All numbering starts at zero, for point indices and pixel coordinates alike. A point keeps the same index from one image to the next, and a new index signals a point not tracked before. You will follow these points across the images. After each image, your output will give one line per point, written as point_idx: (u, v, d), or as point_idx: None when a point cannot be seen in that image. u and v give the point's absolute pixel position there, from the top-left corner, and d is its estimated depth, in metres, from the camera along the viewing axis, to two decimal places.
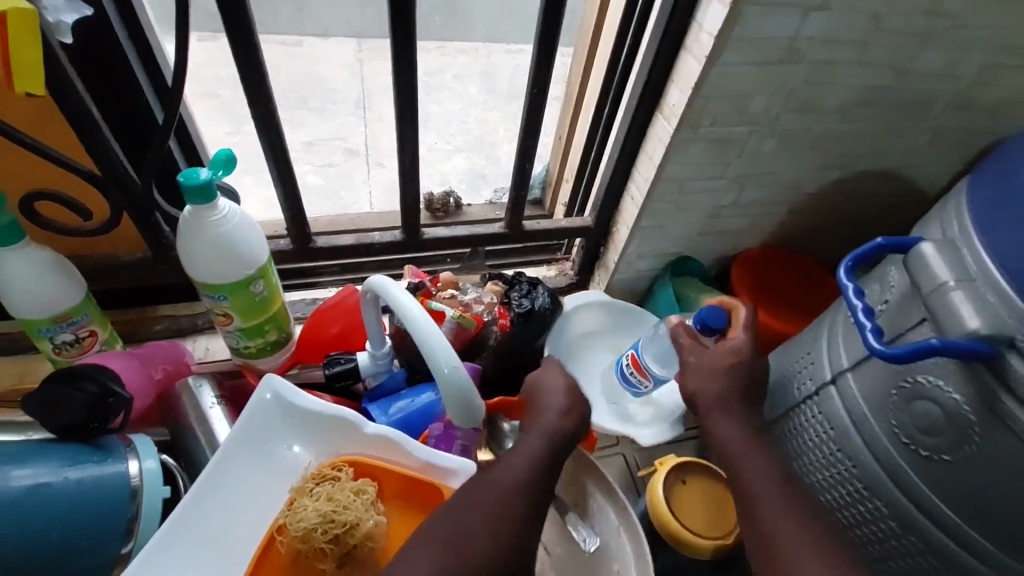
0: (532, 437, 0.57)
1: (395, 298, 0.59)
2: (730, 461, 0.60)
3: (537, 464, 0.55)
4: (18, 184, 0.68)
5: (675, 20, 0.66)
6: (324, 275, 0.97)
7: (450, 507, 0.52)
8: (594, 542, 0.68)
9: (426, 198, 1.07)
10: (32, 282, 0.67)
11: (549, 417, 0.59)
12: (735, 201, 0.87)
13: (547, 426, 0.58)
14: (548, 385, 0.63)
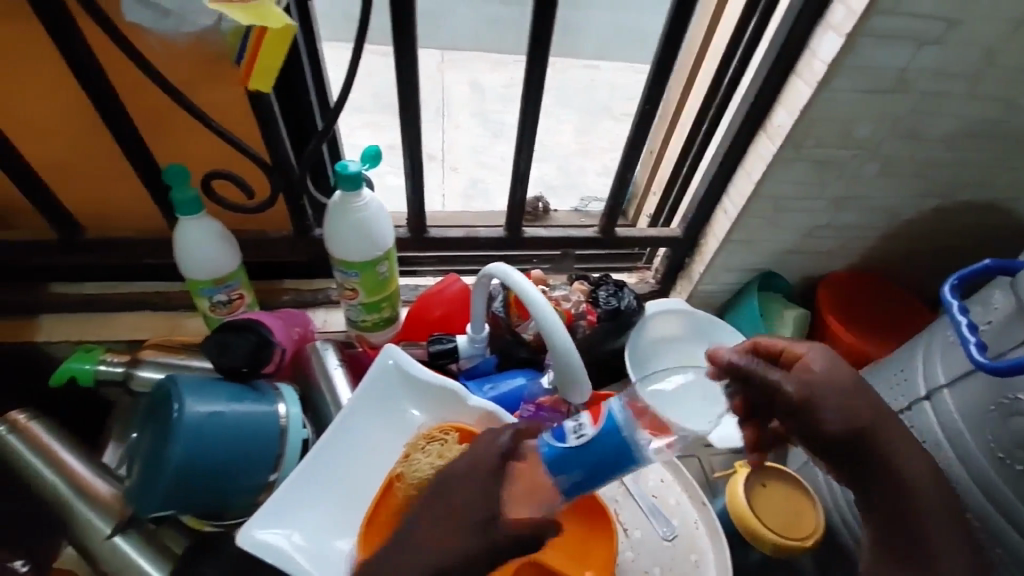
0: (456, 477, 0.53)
1: (516, 281, 0.67)
2: (885, 484, 0.55)
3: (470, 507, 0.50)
4: (201, 162, 0.79)
5: (788, 47, 0.71)
6: (421, 266, 1.05)
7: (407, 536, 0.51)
8: (671, 534, 0.74)
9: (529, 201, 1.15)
10: (206, 246, 0.80)
11: (457, 478, 0.52)
12: (830, 221, 0.91)
13: (468, 485, 0.51)
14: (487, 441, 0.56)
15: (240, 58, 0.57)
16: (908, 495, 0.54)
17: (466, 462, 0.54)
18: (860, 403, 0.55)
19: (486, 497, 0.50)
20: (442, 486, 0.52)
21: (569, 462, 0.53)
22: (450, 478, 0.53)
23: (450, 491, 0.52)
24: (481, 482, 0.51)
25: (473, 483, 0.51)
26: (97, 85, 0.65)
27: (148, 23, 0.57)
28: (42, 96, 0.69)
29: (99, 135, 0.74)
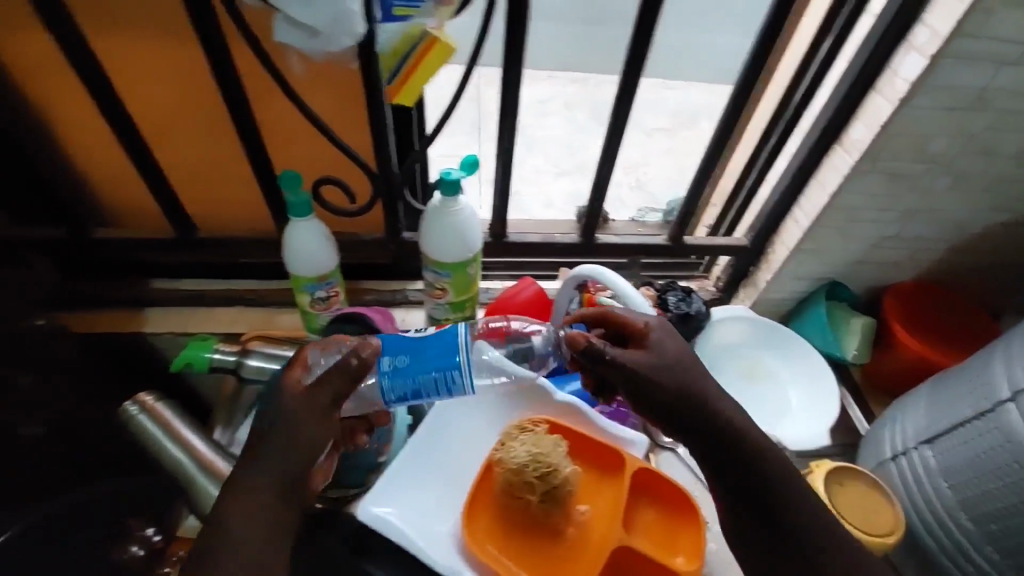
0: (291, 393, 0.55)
1: (610, 280, 0.80)
2: (756, 480, 0.55)
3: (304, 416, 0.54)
4: (315, 168, 0.87)
5: (870, 66, 0.76)
6: (491, 270, 1.11)
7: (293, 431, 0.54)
8: None
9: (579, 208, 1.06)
10: (314, 246, 0.86)
11: (282, 402, 0.54)
12: (898, 232, 0.95)
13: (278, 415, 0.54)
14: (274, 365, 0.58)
15: (390, 78, 0.68)
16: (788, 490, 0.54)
17: (289, 383, 0.56)
18: (688, 371, 0.58)
19: (293, 416, 0.54)
20: (276, 411, 0.54)
21: (405, 349, 0.60)
22: (274, 405, 0.54)
23: (283, 418, 0.53)
24: (310, 405, 0.54)
25: (297, 411, 0.54)
26: (239, 98, 0.72)
27: (297, 44, 0.61)
28: (189, 114, 0.79)
29: (231, 150, 0.84)
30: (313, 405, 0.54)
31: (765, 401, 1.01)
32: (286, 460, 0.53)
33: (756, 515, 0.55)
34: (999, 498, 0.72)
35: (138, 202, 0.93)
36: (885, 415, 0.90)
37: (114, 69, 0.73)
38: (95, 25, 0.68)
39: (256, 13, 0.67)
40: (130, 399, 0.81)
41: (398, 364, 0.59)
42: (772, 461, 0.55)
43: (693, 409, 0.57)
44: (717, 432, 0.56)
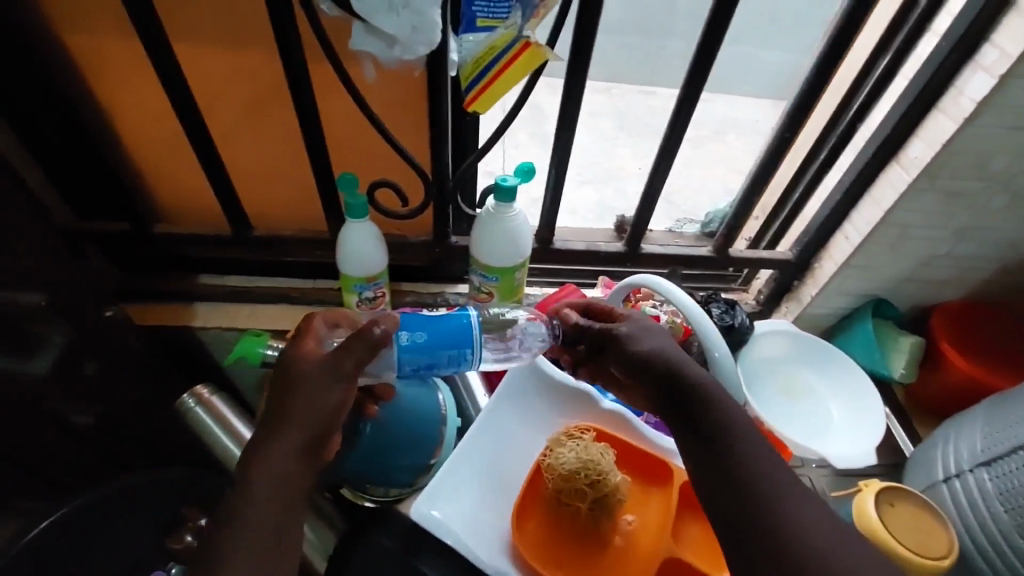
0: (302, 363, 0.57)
1: (667, 290, 0.78)
2: (746, 491, 0.51)
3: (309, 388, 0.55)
4: (372, 171, 0.90)
5: (933, 84, 0.78)
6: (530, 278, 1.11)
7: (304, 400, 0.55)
8: None
9: (617, 219, 1.11)
10: (365, 245, 0.87)
11: (300, 369, 0.55)
12: (949, 251, 0.94)
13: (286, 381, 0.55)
14: (293, 339, 0.60)
15: (468, 88, 0.63)
16: (768, 488, 0.51)
17: (309, 353, 0.57)
18: (672, 360, 0.58)
19: (310, 383, 0.55)
20: (293, 378, 0.55)
21: (421, 325, 0.61)
22: (291, 371, 0.56)
23: (300, 384, 0.55)
24: (325, 370, 0.55)
25: (313, 378, 0.55)
26: (310, 102, 0.76)
27: (376, 52, 0.64)
28: (258, 114, 0.83)
29: (292, 150, 0.88)
30: (327, 374, 0.55)
31: (808, 417, 0.99)
32: (302, 423, 0.54)
33: (737, 518, 0.51)
34: None
35: (194, 202, 0.96)
36: (934, 436, 0.91)
37: (192, 71, 0.78)
38: (180, 32, 0.73)
39: (334, 22, 0.70)
40: (186, 391, 0.84)
41: (416, 339, 0.60)
42: (756, 459, 0.53)
43: (680, 398, 0.57)
44: (699, 419, 0.56)
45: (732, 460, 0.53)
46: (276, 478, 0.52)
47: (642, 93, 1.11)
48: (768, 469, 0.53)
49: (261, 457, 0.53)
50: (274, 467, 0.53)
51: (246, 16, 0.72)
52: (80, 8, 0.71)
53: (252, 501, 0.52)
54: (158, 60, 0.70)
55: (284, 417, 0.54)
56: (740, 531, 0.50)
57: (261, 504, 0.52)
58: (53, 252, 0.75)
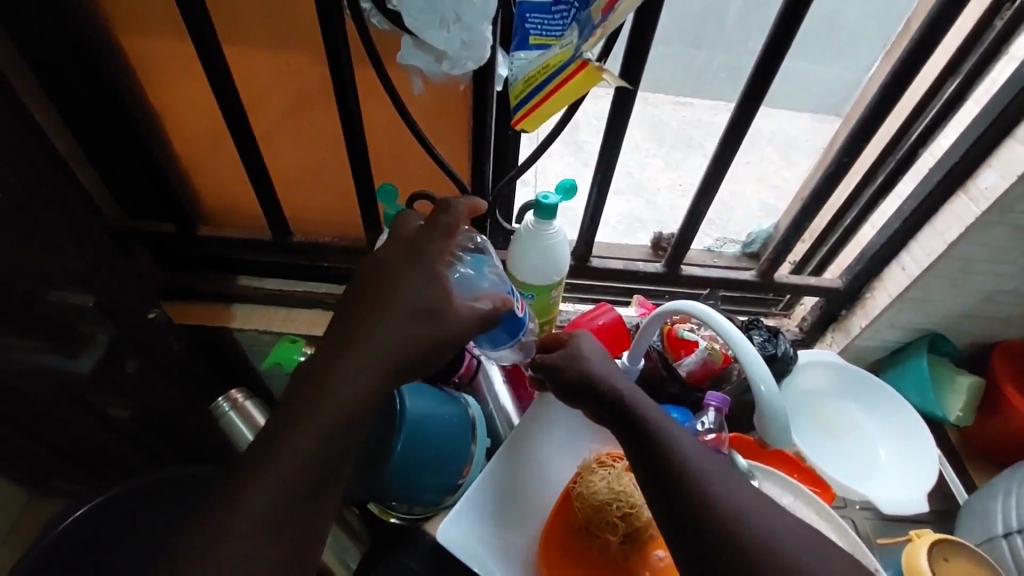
0: (430, 278, 0.57)
1: (709, 315, 0.72)
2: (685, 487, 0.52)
3: (434, 318, 0.57)
4: (413, 181, 0.90)
5: (1008, 112, 0.73)
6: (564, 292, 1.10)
7: (416, 323, 0.56)
8: None
9: (654, 236, 1.06)
10: None
11: (432, 294, 0.57)
12: (1016, 288, 0.89)
13: (420, 292, 0.56)
14: (434, 241, 0.59)
15: (518, 106, 0.62)
16: (697, 470, 0.53)
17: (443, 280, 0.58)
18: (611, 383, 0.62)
19: (438, 315, 0.57)
20: (429, 307, 0.56)
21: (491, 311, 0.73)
22: (421, 292, 0.57)
23: (427, 310, 0.56)
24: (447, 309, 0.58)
25: (442, 317, 0.57)
26: (355, 113, 0.76)
27: (423, 66, 0.64)
28: (302, 120, 0.84)
29: (332, 155, 0.88)
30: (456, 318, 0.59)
31: (852, 457, 0.93)
32: (400, 353, 0.55)
33: (665, 500, 0.53)
34: None
35: (237, 206, 0.98)
36: (993, 485, 0.85)
37: (242, 80, 0.79)
38: (231, 38, 0.74)
39: (383, 35, 0.70)
40: (221, 394, 0.83)
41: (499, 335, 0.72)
42: (686, 444, 0.55)
43: (621, 415, 0.59)
44: (626, 418, 0.59)
45: (661, 447, 0.55)
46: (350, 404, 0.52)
47: (678, 105, 1.09)
48: (698, 452, 0.55)
49: (350, 371, 0.52)
50: (358, 387, 0.52)
51: (296, 25, 0.73)
52: (138, 14, 0.73)
53: (310, 422, 0.50)
54: (212, 68, 0.72)
55: (392, 337, 0.55)
56: (679, 515, 0.51)
57: (319, 423, 0.50)
58: (111, 254, 0.78)
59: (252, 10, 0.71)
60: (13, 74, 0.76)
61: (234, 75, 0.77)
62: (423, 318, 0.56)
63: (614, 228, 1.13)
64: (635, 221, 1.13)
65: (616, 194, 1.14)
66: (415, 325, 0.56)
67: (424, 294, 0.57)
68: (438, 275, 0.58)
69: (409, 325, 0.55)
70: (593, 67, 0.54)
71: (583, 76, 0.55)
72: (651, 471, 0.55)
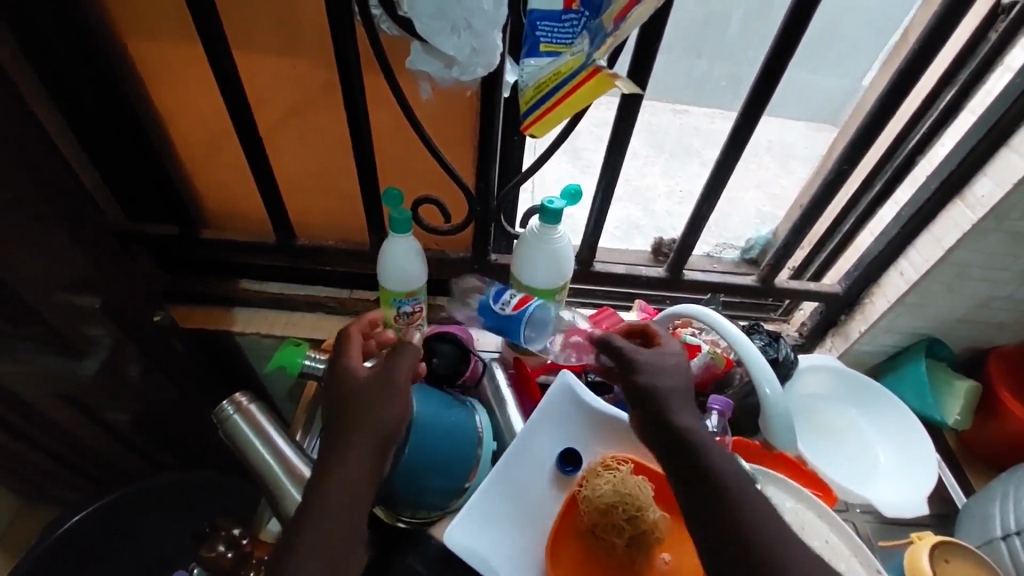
0: (347, 373, 0.63)
1: (713, 321, 0.73)
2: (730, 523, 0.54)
3: (368, 396, 0.60)
4: (418, 187, 0.91)
5: (1006, 121, 0.74)
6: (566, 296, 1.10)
7: (359, 408, 0.60)
8: None
9: (654, 241, 1.06)
10: (404, 260, 0.86)
11: (353, 384, 0.61)
12: (1012, 294, 0.90)
13: (342, 387, 0.62)
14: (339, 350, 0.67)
15: (527, 112, 0.62)
16: (756, 528, 0.54)
17: (358, 371, 0.63)
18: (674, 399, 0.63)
19: (370, 399, 0.60)
20: (353, 393, 0.61)
21: (490, 313, 0.86)
22: (355, 390, 0.61)
23: (358, 397, 0.60)
24: (375, 383, 0.61)
25: (369, 393, 0.61)
26: (362, 119, 0.76)
27: (433, 72, 0.65)
28: (307, 125, 0.84)
29: (338, 160, 0.89)
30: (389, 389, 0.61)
31: (853, 461, 0.94)
32: (362, 433, 0.59)
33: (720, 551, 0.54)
34: None
35: (241, 210, 0.98)
36: (990, 488, 0.86)
37: (251, 84, 0.79)
38: (241, 43, 0.75)
39: (391, 41, 0.71)
40: (226, 398, 0.82)
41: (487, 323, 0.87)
42: (757, 509, 0.55)
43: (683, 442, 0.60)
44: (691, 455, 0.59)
45: (734, 509, 0.55)
46: (355, 481, 0.56)
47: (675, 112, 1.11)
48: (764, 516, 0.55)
49: (329, 476, 0.56)
50: (351, 479, 0.57)
51: (304, 30, 0.73)
52: (148, 20, 0.74)
53: (330, 498, 0.55)
54: (219, 70, 0.72)
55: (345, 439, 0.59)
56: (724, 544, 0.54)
57: (335, 500, 0.55)
58: (116, 255, 0.78)
59: (262, 18, 0.72)
60: (19, 75, 0.76)
61: (242, 80, 0.78)
62: (361, 403, 0.60)
63: (613, 233, 1.14)
64: (633, 227, 1.14)
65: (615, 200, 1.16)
66: (354, 412, 0.60)
67: (351, 386, 0.62)
68: (353, 366, 0.64)
69: (353, 413, 0.60)
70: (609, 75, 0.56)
71: (597, 83, 0.57)
72: (711, 503, 0.56)
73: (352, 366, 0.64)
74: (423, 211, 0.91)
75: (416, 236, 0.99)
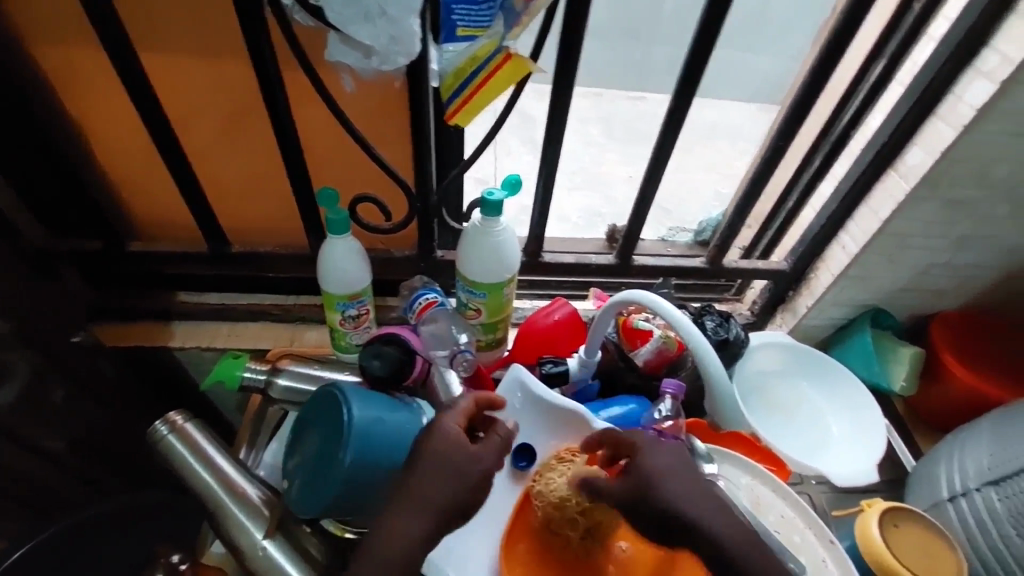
0: (448, 431, 0.62)
1: (658, 306, 0.73)
2: None
3: (460, 464, 0.60)
4: (354, 186, 0.87)
5: (932, 90, 0.75)
6: (519, 288, 1.08)
7: (443, 464, 0.59)
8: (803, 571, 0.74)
9: (608, 229, 1.04)
10: (341, 260, 0.82)
11: (447, 444, 0.61)
12: (948, 261, 0.93)
13: (440, 444, 0.61)
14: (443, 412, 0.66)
15: (448, 101, 0.62)
16: None
17: (457, 433, 0.62)
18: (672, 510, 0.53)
19: (460, 467, 0.60)
20: (447, 454, 0.60)
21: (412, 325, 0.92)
22: (443, 447, 0.60)
23: (446, 456, 0.60)
24: (466, 452, 0.61)
25: (458, 458, 0.60)
26: (285, 115, 0.72)
27: (352, 63, 0.62)
28: (229, 125, 0.80)
29: (267, 160, 0.85)
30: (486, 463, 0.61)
31: (806, 435, 0.96)
32: (437, 495, 0.57)
33: None
34: None
35: (170, 219, 0.93)
36: (936, 451, 0.89)
37: (164, 84, 0.74)
38: (148, 41, 0.70)
39: (308, 32, 0.67)
40: (161, 418, 0.79)
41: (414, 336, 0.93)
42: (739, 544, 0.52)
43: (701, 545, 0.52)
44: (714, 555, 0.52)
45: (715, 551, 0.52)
46: (409, 540, 0.54)
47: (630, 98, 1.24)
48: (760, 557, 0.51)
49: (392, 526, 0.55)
50: (407, 536, 0.55)
51: (214, 24, 0.69)
52: (40, 17, 0.68)
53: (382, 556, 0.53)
54: (125, 70, 0.67)
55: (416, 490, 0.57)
56: None
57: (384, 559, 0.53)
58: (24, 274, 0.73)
59: (166, 13, 0.67)
60: None
61: (152, 80, 0.73)
62: (451, 466, 0.59)
63: (576, 223, 1.10)
64: (595, 215, 1.11)
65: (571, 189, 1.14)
66: (437, 467, 0.59)
67: (439, 440, 0.61)
68: (455, 426, 0.63)
69: (436, 467, 0.59)
70: (521, 62, 0.57)
71: (509, 70, 0.58)
72: None
73: (454, 425, 0.63)
74: (360, 209, 0.88)
75: (357, 236, 0.96)
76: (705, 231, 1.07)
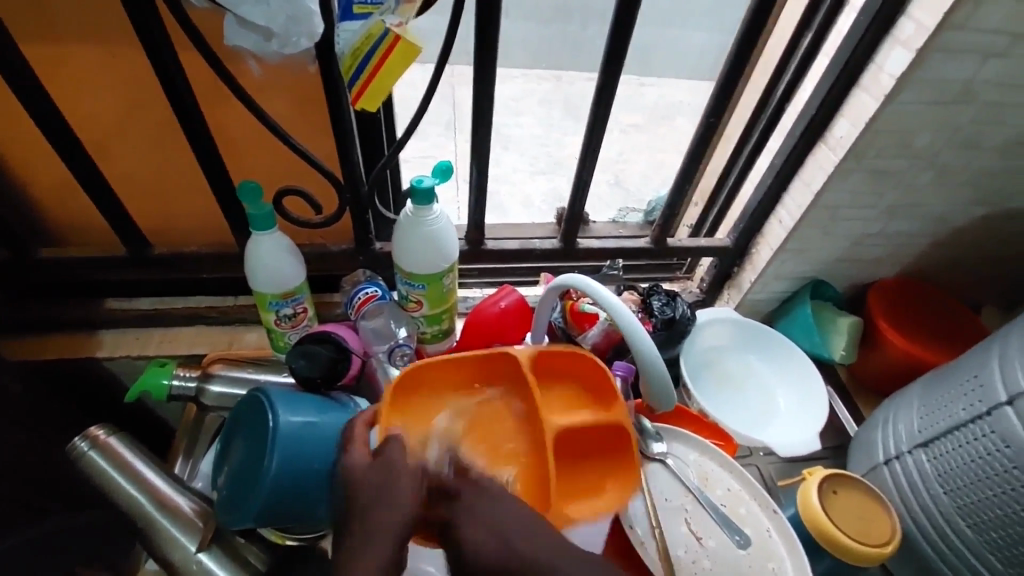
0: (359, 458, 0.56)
1: (594, 289, 0.71)
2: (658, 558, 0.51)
3: (387, 475, 0.53)
4: (279, 179, 0.83)
5: (853, 61, 0.75)
6: (468, 277, 1.06)
7: (375, 484, 0.52)
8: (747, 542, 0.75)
9: (556, 212, 1.03)
10: (266, 258, 0.78)
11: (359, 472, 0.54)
12: (882, 230, 0.94)
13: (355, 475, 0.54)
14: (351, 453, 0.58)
15: (349, 84, 0.62)
16: None
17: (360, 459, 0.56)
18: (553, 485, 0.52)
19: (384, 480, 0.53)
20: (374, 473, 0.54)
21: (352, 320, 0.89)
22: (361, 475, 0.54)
23: (368, 484, 0.53)
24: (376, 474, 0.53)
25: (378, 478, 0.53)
26: (190, 108, 0.68)
27: (250, 47, 0.58)
28: (134, 119, 0.75)
29: (181, 155, 0.80)
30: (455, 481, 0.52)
31: (754, 408, 0.97)
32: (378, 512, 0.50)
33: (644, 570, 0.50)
34: (994, 503, 0.72)
35: (83, 222, 0.87)
36: (874, 417, 0.91)
37: (52, 76, 0.69)
38: (29, 28, 0.64)
39: (204, 16, 0.63)
40: (80, 434, 0.76)
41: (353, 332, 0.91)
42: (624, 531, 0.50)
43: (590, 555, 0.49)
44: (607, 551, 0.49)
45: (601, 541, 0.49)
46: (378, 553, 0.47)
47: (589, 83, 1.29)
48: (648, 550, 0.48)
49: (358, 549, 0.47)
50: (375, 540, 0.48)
51: (98, 9, 0.63)
52: None
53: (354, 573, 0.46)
54: (3, 62, 0.61)
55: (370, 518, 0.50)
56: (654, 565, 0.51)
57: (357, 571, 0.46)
58: None
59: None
60: None
61: (37, 73, 0.67)
62: (375, 479, 0.53)
63: (540, 208, 1.12)
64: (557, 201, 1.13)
65: (539, 175, 1.17)
66: (370, 481, 0.53)
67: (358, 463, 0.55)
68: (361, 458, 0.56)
69: (376, 488, 0.52)
70: (414, 45, 0.57)
71: (403, 49, 0.58)
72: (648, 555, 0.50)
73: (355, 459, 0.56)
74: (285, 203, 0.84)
75: (289, 231, 0.92)
76: (654, 211, 1.07)
